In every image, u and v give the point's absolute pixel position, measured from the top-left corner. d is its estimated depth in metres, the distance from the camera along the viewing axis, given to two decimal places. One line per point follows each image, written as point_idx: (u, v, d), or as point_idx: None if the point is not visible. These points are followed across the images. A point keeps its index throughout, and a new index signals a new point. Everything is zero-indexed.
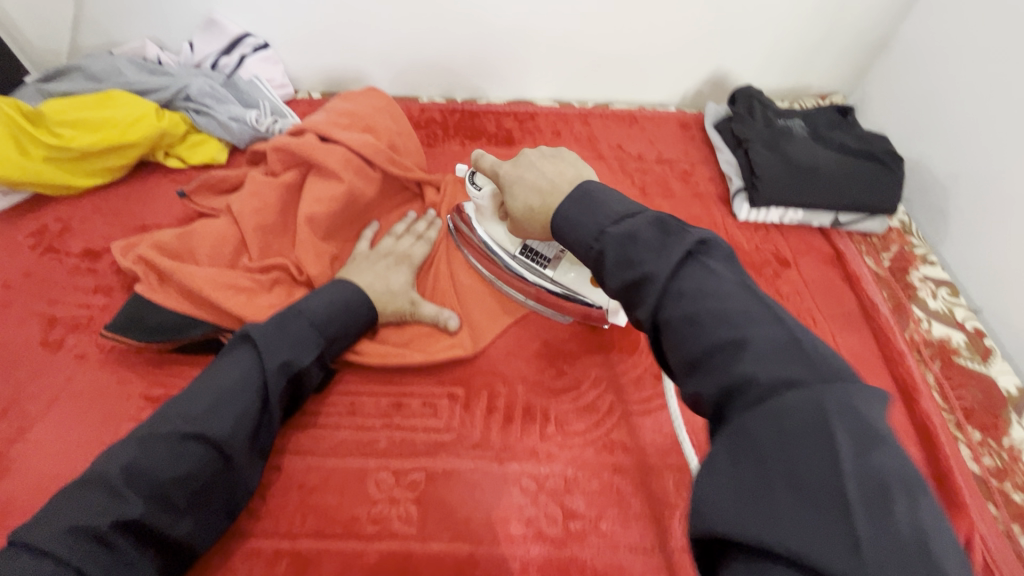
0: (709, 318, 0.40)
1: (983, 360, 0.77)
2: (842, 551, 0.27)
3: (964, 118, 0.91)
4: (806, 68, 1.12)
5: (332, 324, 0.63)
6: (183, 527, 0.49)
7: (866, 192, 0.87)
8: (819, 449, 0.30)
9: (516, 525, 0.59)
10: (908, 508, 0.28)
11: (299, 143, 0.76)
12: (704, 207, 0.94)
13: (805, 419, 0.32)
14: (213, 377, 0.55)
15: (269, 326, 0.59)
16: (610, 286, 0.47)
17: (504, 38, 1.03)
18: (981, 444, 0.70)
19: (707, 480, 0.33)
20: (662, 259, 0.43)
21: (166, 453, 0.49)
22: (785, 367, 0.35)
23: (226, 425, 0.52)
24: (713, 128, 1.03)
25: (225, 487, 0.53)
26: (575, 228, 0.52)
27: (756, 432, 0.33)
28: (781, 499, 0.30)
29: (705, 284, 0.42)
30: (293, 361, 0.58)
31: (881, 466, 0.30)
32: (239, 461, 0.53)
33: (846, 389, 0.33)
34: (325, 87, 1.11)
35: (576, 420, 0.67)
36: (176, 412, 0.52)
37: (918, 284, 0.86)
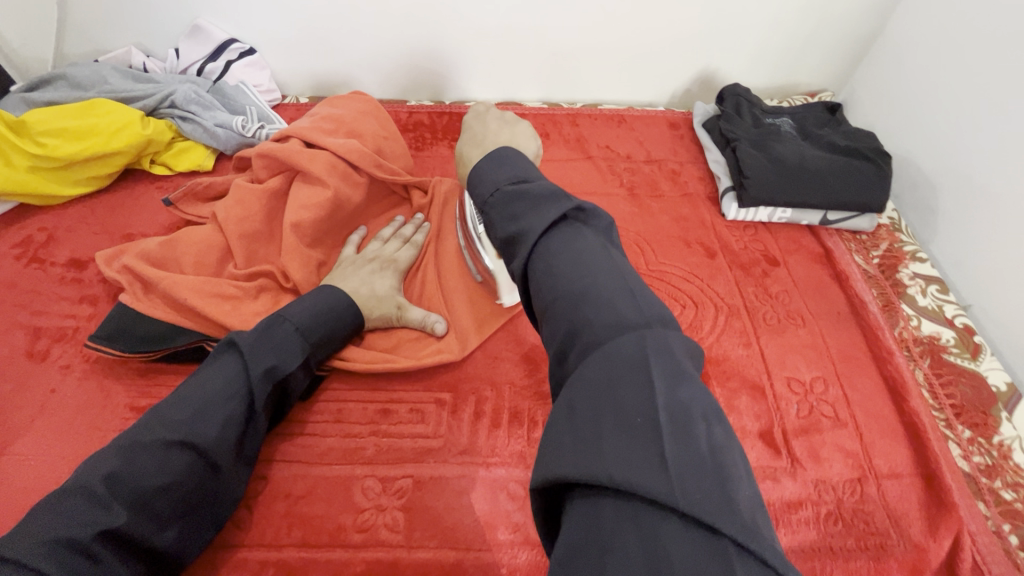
0: (571, 274, 0.46)
1: (973, 357, 0.78)
2: (655, 470, 0.32)
3: (952, 114, 0.90)
4: (796, 65, 1.12)
5: (317, 330, 0.63)
6: (167, 535, 0.50)
7: (854, 190, 0.87)
8: (640, 385, 0.37)
9: (504, 530, 0.59)
10: (706, 433, 0.35)
11: (283, 149, 0.75)
12: (693, 206, 0.94)
13: (629, 357, 0.38)
14: (197, 384, 0.55)
15: (255, 332, 0.59)
16: (495, 235, 0.54)
17: (491, 39, 1.03)
18: (971, 442, 0.70)
19: (552, 437, 0.37)
20: (537, 220, 0.50)
21: (150, 461, 0.49)
22: (619, 317, 0.42)
23: (211, 433, 0.52)
24: (701, 128, 1.03)
25: (210, 494, 0.53)
26: (481, 183, 0.59)
27: (592, 378, 0.38)
28: (614, 438, 0.34)
29: (570, 248, 0.48)
30: (278, 367, 0.59)
31: (685, 399, 0.36)
32: (224, 468, 0.54)
33: (658, 333, 0.41)
34: (313, 91, 1.11)
35: None
36: (160, 420, 0.52)
37: (908, 281, 0.86)
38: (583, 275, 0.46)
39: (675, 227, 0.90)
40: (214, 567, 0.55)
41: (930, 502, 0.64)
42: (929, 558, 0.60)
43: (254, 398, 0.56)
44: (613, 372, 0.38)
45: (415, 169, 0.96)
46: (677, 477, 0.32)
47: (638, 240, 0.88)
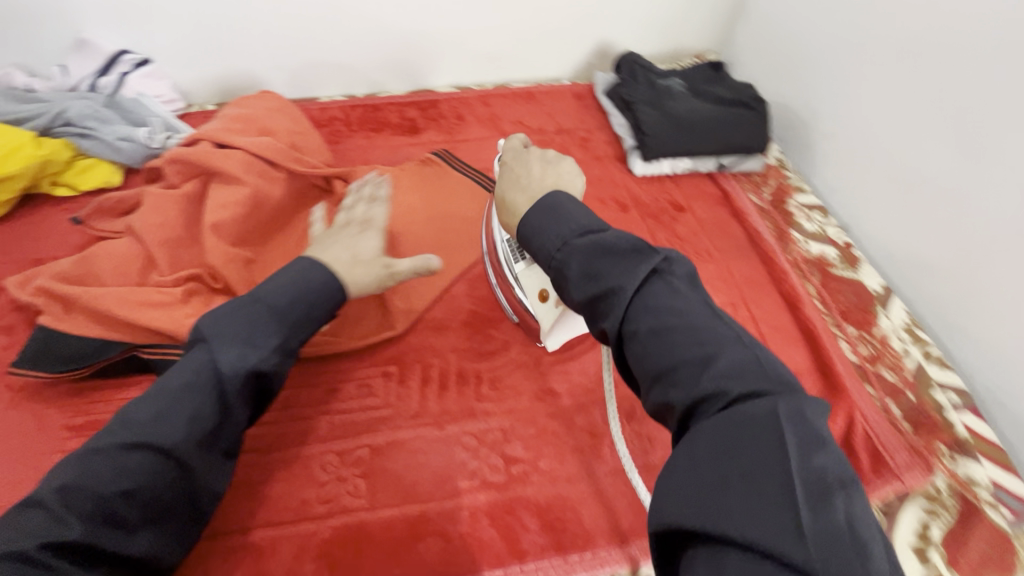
0: (677, 334, 0.44)
1: (853, 267, 0.89)
2: (787, 537, 0.32)
3: (813, 60, 1.03)
4: (681, 30, 1.21)
5: (293, 308, 0.59)
6: (140, 540, 0.48)
7: (740, 135, 0.97)
8: (772, 449, 0.36)
9: (462, 479, 0.63)
10: (845, 506, 0.34)
11: (194, 152, 0.76)
12: (604, 167, 1.01)
13: (760, 419, 0.38)
14: (160, 384, 0.53)
15: (222, 315, 0.56)
16: (574, 298, 0.51)
17: (394, 29, 1.06)
18: (858, 338, 0.81)
19: (676, 479, 0.38)
20: (627, 274, 0.48)
21: (108, 468, 0.47)
22: (750, 380, 0.41)
23: (175, 432, 0.50)
24: (604, 96, 1.10)
25: (182, 495, 0.51)
26: (539, 238, 0.56)
27: (716, 431, 0.38)
28: (734, 493, 0.35)
29: (672, 302, 0.47)
30: (251, 351, 0.55)
31: (821, 467, 0.35)
32: (195, 467, 0.52)
33: (801, 403, 0.39)
34: (219, 98, 1.09)
35: (507, 376, 0.72)
36: (121, 425, 0.50)
37: (796, 211, 0.97)
38: (692, 335, 0.44)
39: (589, 189, 0.96)
40: None
41: (826, 391, 0.74)
42: None
43: (225, 391, 0.54)
44: (735, 432, 0.38)
45: (335, 162, 0.97)
46: (814, 550, 0.31)
47: None
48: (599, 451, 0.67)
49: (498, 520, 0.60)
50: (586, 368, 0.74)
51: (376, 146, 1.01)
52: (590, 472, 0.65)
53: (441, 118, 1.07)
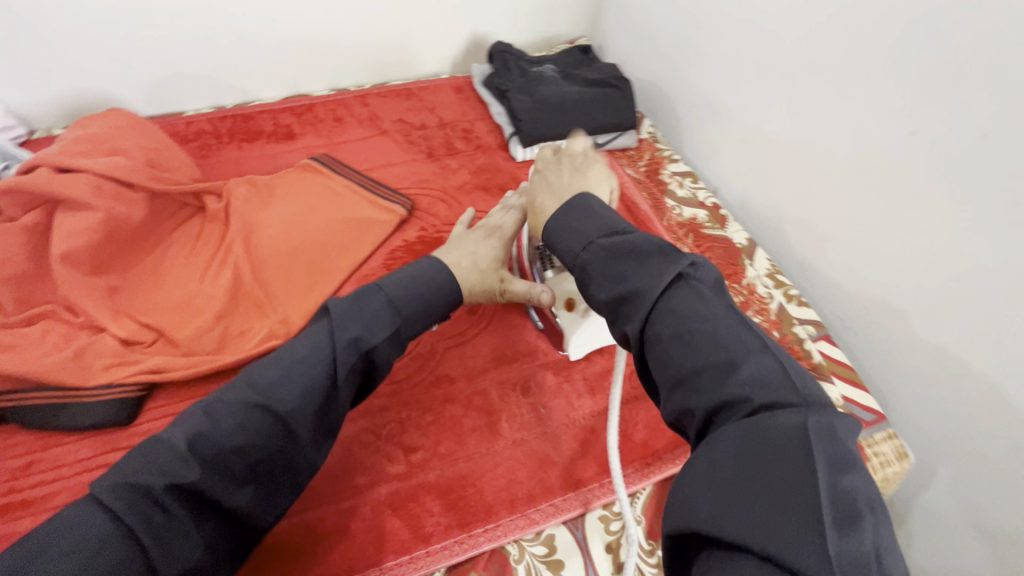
0: (702, 339, 0.43)
1: (722, 225, 0.97)
2: (810, 557, 0.30)
3: (668, 40, 1.10)
4: (550, 18, 1.26)
5: (409, 302, 0.60)
6: (240, 498, 0.47)
7: (610, 113, 1.02)
8: (798, 464, 0.34)
9: (361, 476, 0.63)
10: (874, 532, 0.32)
11: (29, 180, 0.69)
12: (488, 156, 1.03)
13: (785, 431, 0.35)
14: (289, 348, 0.54)
15: (349, 301, 0.57)
16: (598, 297, 0.51)
17: (255, 34, 1.02)
18: (728, 288, 0.88)
19: (695, 478, 0.37)
20: (650, 277, 0.47)
21: (232, 421, 0.48)
22: (778, 392, 0.39)
23: (291, 399, 0.50)
24: (481, 86, 1.12)
25: (294, 459, 0.50)
26: (563, 240, 0.55)
27: (738, 437, 0.37)
28: (755, 501, 0.33)
29: (696, 307, 0.45)
30: (362, 339, 0.55)
31: (850, 488, 0.33)
32: (303, 438, 0.50)
33: (834, 416, 0.37)
34: (68, 120, 1.01)
35: (402, 369, 0.73)
36: (251, 380, 0.51)
37: (669, 179, 1.04)
38: (716, 342, 0.43)
39: (473, 177, 0.98)
40: None
41: None
42: None
43: (338, 370, 0.53)
44: (755, 438, 0.36)
45: (206, 176, 0.93)
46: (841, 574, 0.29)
47: (444, 197, 0.95)
48: (498, 426, 0.69)
49: (401, 510, 0.61)
50: (480, 350, 0.76)
51: (251, 156, 0.97)
52: (489, 447, 0.67)
53: (319, 122, 1.05)
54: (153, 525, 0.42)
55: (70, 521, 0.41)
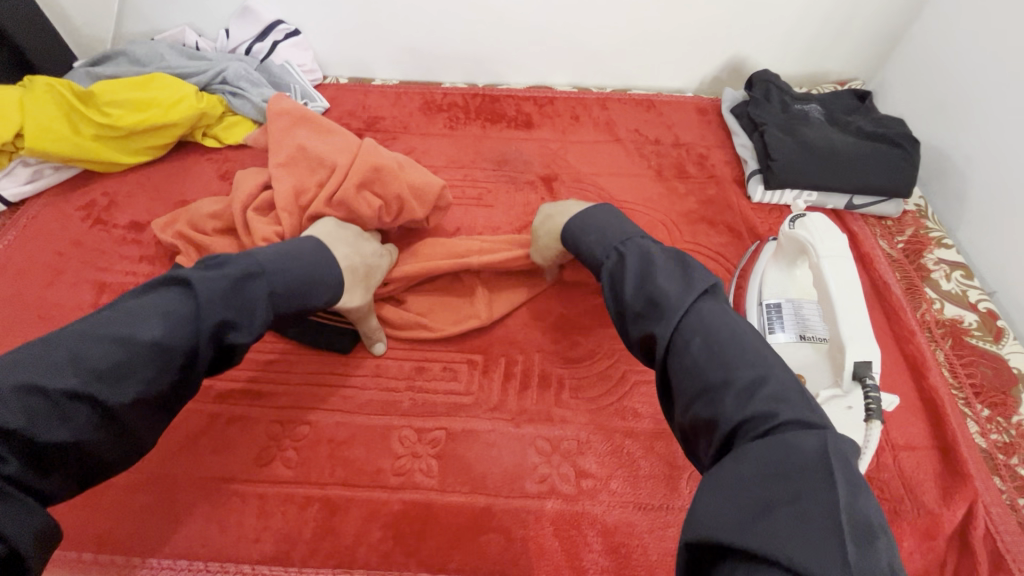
0: (730, 357, 0.45)
1: (994, 340, 0.78)
2: (835, 572, 0.32)
3: (983, 108, 0.91)
4: (827, 52, 1.12)
5: (290, 288, 0.56)
6: (54, 481, 0.43)
7: (879, 176, 0.88)
8: (823, 483, 0.35)
9: (531, 481, 0.63)
10: (887, 549, 0.34)
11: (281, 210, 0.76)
12: (719, 188, 0.95)
13: (809, 452, 0.37)
14: (128, 319, 0.45)
15: (214, 274, 0.49)
16: (627, 294, 0.55)
17: (523, 23, 1.06)
18: (989, 420, 0.71)
19: (716, 499, 0.38)
20: (685, 291, 0.51)
21: (47, 415, 0.41)
22: (790, 408, 0.41)
23: (128, 392, 0.44)
24: (730, 113, 1.04)
25: (118, 451, 0.46)
26: (591, 233, 0.65)
27: (762, 458, 0.38)
28: (783, 520, 0.34)
29: (728, 325, 0.48)
30: (235, 326, 0.50)
31: (866, 510, 0.35)
32: (134, 426, 0.46)
33: (840, 444, 0.39)
34: (352, 73, 1.15)
35: (589, 388, 0.70)
36: (75, 360, 0.42)
37: (932, 266, 0.86)
38: (749, 356, 0.45)
39: (700, 208, 0.92)
40: (265, 501, 0.61)
41: (946, 473, 0.65)
42: (943, 525, 0.61)
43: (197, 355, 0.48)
44: (780, 461, 0.37)
45: (449, 148, 0.99)
46: None
47: (665, 221, 0.90)
48: (677, 481, 0.64)
49: (562, 532, 0.60)
50: None
51: (491, 137, 1.01)
52: (662, 503, 0.62)
53: (557, 117, 1.06)
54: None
55: None
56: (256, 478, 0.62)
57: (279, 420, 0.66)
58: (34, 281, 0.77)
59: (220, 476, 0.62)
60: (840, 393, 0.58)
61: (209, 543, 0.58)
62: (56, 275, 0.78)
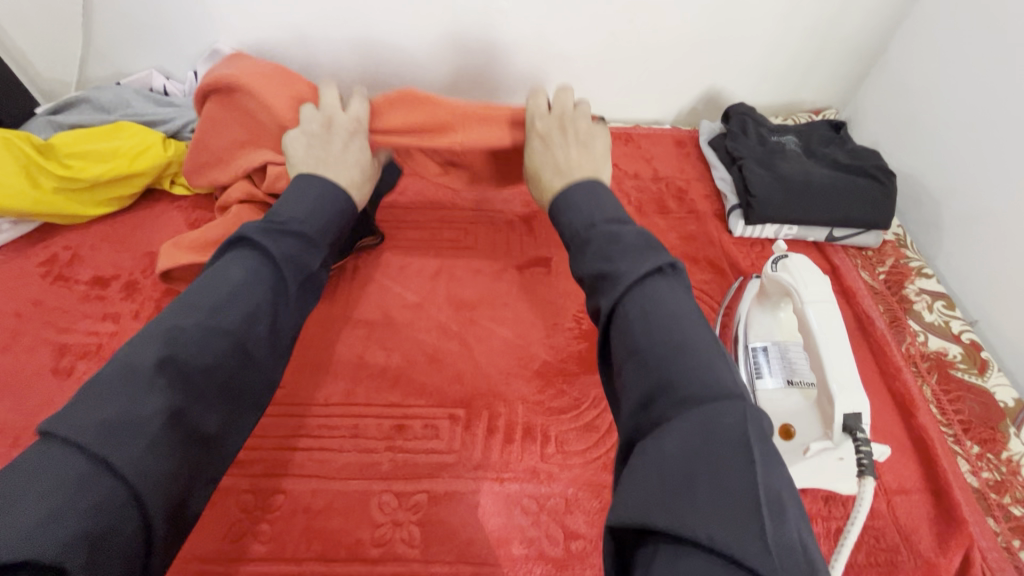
0: (663, 320, 0.50)
1: (979, 373, 0.77)
2: (750, 541, 0.36)
3: (957, 137, 0.92)
4: (800, 83, 1.13)
5: (329, 231, 0.67)
6: (212, 420, 0.50)
7: (858, 207, 0.88)
8: (743, 463, 0.39)
9: (518, 545, 0.60)
10: (796, 521, 0.39)
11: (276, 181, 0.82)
12: (700, 222, 0.95)
13: (733, 427, 0.41)
14: (220, 275, 0.56)
15: (268, 231, 0.60)
16: (584, 269, 0.58)
17: (500, 61, 1.06)
18: (979, 457, 0.70)
19: (644, 473, 0.41)
20: (634, 260, 0.54)
21: (195, 348, 0.50)
22: (717, 376, 0.46)
23: (240, 327, 0.53)
24: (707, 145, 1.04)
25: (253, 377, 0.54)
26: (563, 205, 0.67)
27: (689, 432, 0.42)
28: (705, 492, 0.39)
29: (665, 292, 0.52)
30: (301, 252, 0.62)
31: (779, 484, 0.40)
32: (258, 352, 0.55)
33: (756, 412, 0.43)
34: None
35: (576, 440, 0.68)
36: (188, 314, 0.52)
37: (914, 297, 0.86)
38: (678, 324, 0.50)
39: (682, 244, 0.91)
40: None
41: (940, 517, 0.64)
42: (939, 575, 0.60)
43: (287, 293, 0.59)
44: (706, 426, 0.42)
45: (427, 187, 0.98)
46: (769, 556, 0.36)
47: None
48: None
49: None
50: None
51: None
52: None
53: None
54: (127, 451, 0.42)
55: (38, 473, 0.40)
56: (226, 556, 0.58)
57: (252, 490, 0.63)
58: None
59: (187, 556, 0.58)
60: (831, 444, 0.57)
61: None
62: (12, 337, 0.74)
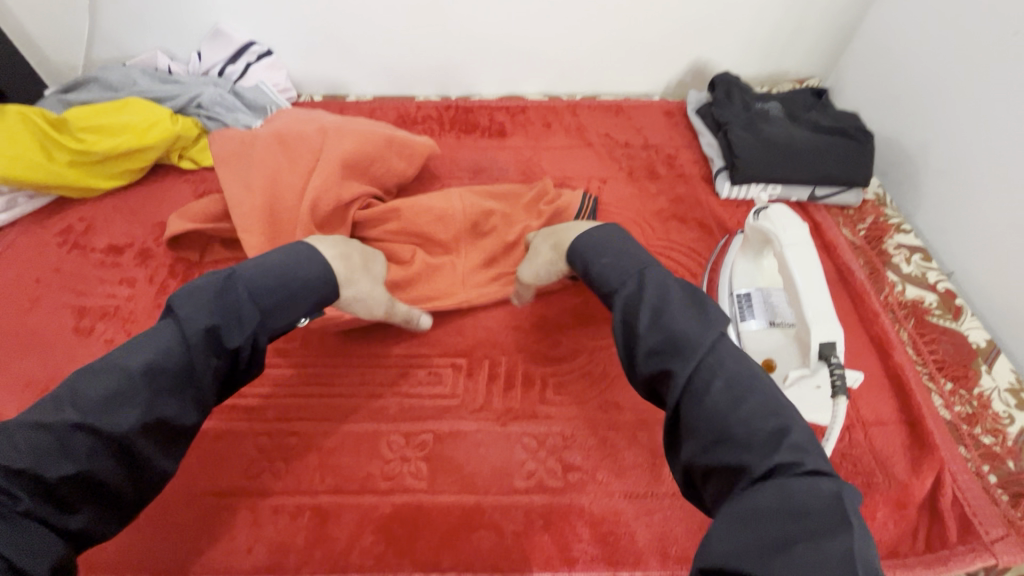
0: (753, 404, 0.46)
1: (954, 317, 0.82)
2: None
3: (933, 99, 0.96)
4: (783, 54, 1.17)
5: (278, 299, 0.55)
6: (70, 522, 0.45)
7: (838, 166, 0.92)
8: (838, 528, 0.38)
9: (519, 478, 0.64)
10: None
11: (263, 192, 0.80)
12: (689, 186, 0.99)
13: (825, 496, 0.40)
14: (135, 341, 0.48)
15: (205, 293, 0.51)
16: (642, 322, 0.54)
17: (494, 36, 1.09)
18: (952, 393, 0.74)
19: (734, 534, 0.40)
20: (702, 330, 0.51)
21: (54, 446, 0.43)
22: (801, 449, 0.44)
23: (128, 420, 0.46)
24: (695, 114, 1.08)
25: (130, 481, 0.47)
26: (605, 257, 0.62)
27: (776, 493, 0.41)
28: (803, 556, 0.37)
29: (739, 361, 0.50)
30: (222, 337, 0.50)
31: (872, 554, 0.38)
32: (146, 451, 0.47)
33: (844, 486, 0.42)
34: (326, 90, 1.17)
35: (573, 384, 0.72)
36: (73, 395, 0.45)
37: (892, 250, 0.90)
38: (765, 401, 0.47)
39: (670, 206, 0.95)
40: (255, 513, 0.61)
41: (914, 445, 0.68)
42: (913, 495, 0.64)
43: (196, 368, 0.49)
44: (799, 498, 0.40)
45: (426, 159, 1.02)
46: None
47: (638, 220, 0.93)
48: (660, 468, 0.66)
49: (552, 524, 0.62)
50: None
51: (465, 147, 1.04)
52: (648, 490, 0.64)
53: (529, 125, 1.08)
54: None
55: None
56: (245, 490, 0.63)
57: (267, 432, 0.67)
58: (12, 309, 0.77)
59: (208, 490, 0.63)
60: (808, 372, 0.60)
61: (199, 555, 0.59)
62: (34, 301, 0.78)
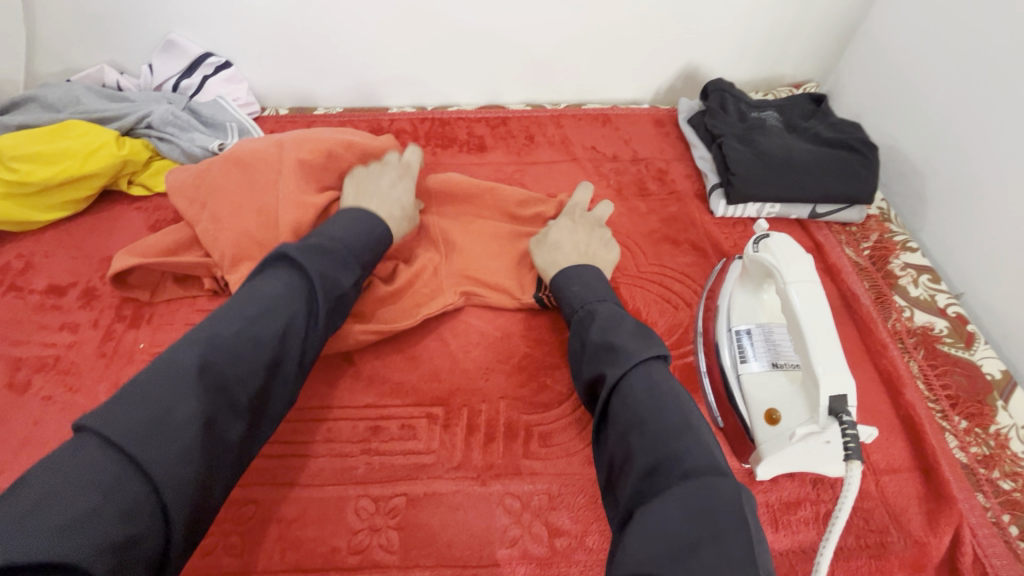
0: (672, 404, 0.49)
1: (966, 346, 0.76)
2: None
3: (940, 107, 0.90)
4: (779, 56, 1.10)
5: (364, 246, 0.65)
6: (238, 435, 0.47)
7: (841, 182, 0.86)
8: (738, 530, 0.40)
9: (502, 547, 0.59)
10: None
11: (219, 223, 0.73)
12: (681, 203, 0.93)
13: (729, 501, 0.41)
14: (258, 288, 0.53)
15: (310, 249, 0.58)
16: (591, 338, 0.58)
17: (471, 41, 1.01)
18: (968, 432, 0.69)
19: (648, 537, 0.41)
20: (639, 342, 0.54)
21: (230, 351, 0.47)
22: (715, 456, 0.45)
23: (276, 330, 0.51)
24: (687, 124, 1.02)
25: (278, 395, 0.51)
26: (564, 288, 0.67)
27: (687, 496, 0.42)
28: (709, 558, 0.38)
29: (667, 376, 0.53)
30: (336, 277, 0.58)
31: (765, 557, 0.40)
32: (289, 371, 0.52)
33: (746, 491, 0.43)
34: (293, 102, 1.09)
35: (559, 434, 0.66)
36: (213, 331, 0.48)
37: (899, 272, 0.84)
38: (681, 408, 0.49)
39: (663, 227, 0.89)
40: None
41: (930, 496, 0.63)
42: (931, 554, 0.59)
43: (318, 299, 0.56)
44: (703, 499, 0.41)
45: None
46: None
47: (628, 242, 0.86)
48: None
49: None
50: None
51: (442, 164, 0.97)
52: None
53: (511, 139, 1.01)
54: (164, 456, 0.40)
55: (67, 467, 0.37)
56: (198, 571, 0.56)
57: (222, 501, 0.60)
58: None
59: None
60: (817, 428, 0.55)
61: None
62: None
